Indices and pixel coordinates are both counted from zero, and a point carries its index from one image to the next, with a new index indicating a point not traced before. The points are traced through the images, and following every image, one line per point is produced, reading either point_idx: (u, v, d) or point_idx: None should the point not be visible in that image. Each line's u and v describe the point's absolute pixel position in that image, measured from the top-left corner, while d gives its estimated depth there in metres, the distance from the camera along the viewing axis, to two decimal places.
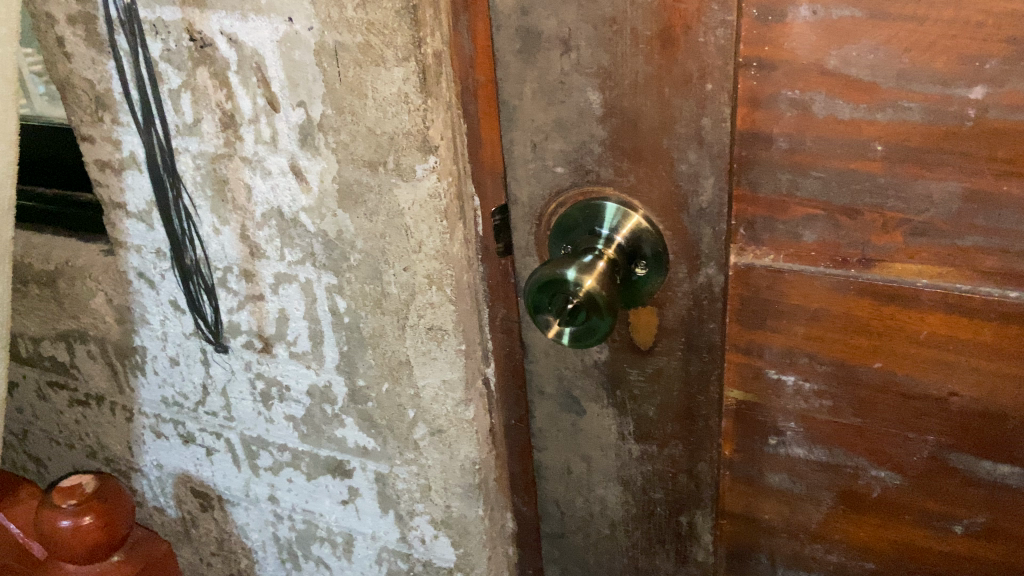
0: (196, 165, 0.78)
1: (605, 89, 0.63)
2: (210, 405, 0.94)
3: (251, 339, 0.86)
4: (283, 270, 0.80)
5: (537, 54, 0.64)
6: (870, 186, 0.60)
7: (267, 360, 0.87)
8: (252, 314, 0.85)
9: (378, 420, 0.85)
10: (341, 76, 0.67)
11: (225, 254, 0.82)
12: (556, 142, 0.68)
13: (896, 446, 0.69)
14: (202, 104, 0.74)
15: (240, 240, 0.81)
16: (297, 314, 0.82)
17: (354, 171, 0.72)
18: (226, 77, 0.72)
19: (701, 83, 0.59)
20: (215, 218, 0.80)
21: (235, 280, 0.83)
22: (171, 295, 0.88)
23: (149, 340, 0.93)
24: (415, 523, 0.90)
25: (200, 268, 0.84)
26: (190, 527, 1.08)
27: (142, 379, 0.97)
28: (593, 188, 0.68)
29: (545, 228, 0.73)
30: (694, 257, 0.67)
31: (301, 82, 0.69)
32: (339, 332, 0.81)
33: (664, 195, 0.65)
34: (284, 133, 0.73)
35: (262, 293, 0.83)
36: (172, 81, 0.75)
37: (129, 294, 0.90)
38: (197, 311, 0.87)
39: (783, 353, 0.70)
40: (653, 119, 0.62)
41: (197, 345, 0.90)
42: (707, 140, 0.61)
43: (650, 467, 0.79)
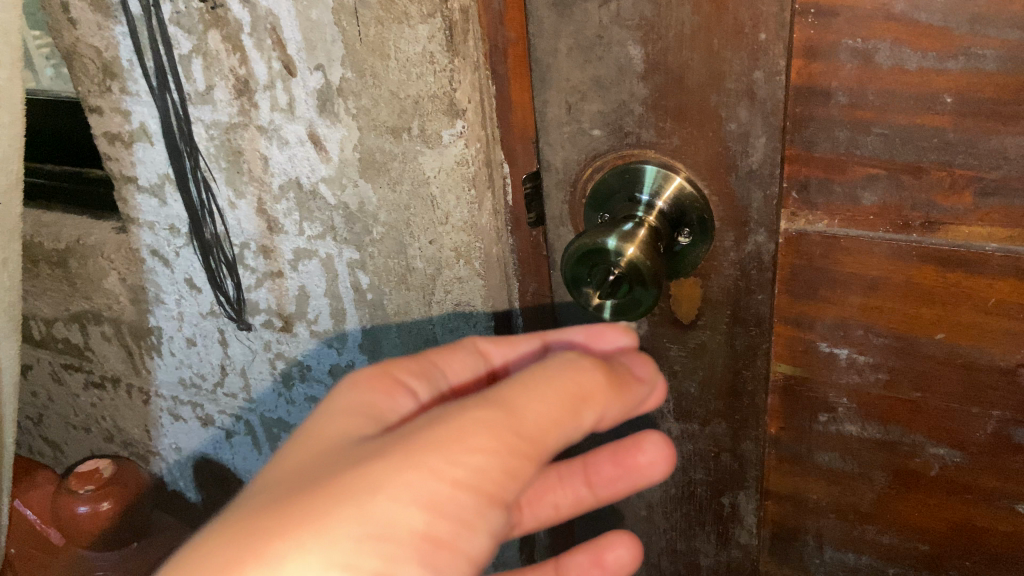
0: (210, 136, 0.74)
1: (648, 42, 0.58)
2: (229, 386, 0.91)
3: (270, 318, 0.83)
4: (303, 246, 0.77)
5: (574, 5, 0.59)
6: (938, 142, 0.55)
7: (287, 339, 0.84)
8: (271, 292, 0.81)
9: None
10: (361, 35, 0.63)
11: (242, 230, 0.78)
12: (593, 102, 0.63)
13: (957, 422, 0.65)
14: (213, 70, 0.70)
15: (257, 214, 0.77)
16: (318, 291, 0.79)
17: (376, 138, 0.68)
18: (239, 41, 0.68)
19: (753, 33, 0.55)
20: (231, 191, 0.76)
21: (253, 257, 0.80)
22: (187, 273, 0.84)
23: (164, 320, 0.89)
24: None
25: (217, 245, 0.80)
26: (211, 511, 1.05)
27: (158, 361, 0.94)
28: (632, 152, 0.64)
29: (581, 195, 0.69)
30: (742, 223, 0.63)
31: (319, 44, 0.65)
32: (362, 310, 0.78)
33: (710, 157, 0.61)
34: (302, 99, 0.68)
35: (281, 269, 0.79)
36: (182, 46, 0.70)
37: (143, 273, 0.87)
38: (218, 287, 0.83)
39: (836, 325, 0.65)
40: (700, 74, 0.58)
41: (215, 325, 0.86)
42: (760, 95, 0.57)
43: (691, 447, 0.75)
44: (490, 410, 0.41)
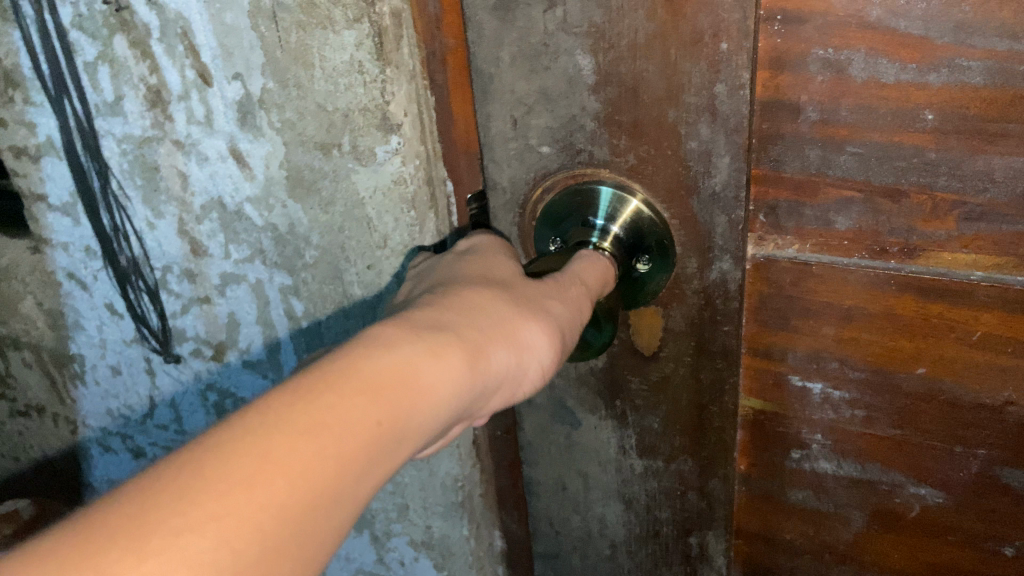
0: (122, 151, 0.67)
1: (598, 52, 0.53)
2: (159, 418, 0.84)
3: (199, 347, 0.76)
4: (229, 270, 0.70)
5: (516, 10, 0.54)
6: (918, 162, 0.50)
7: (218, 369, 0.77)
8: (198, 319, 0.74)
9: None
10: (282, 42, 0.56)
11: (162, 252, 0.71)
12: (541, 116, 0.57)
13: (939, 461, 0.60)
14: (122, 79, 0.63)
15: (178, 235, 0.70)
16: (249, 319, 0.73)
17: (304, 154, 0.61)
18: (148, 47, 0.61)
19: (714, 42, 0.49)
20: (148, 210, 0.69)
21: (177, 281, 0.73)
22: (106, 298, 0.77)
23: (86, 347, 0.82)
24: (392, 545, 0.79)
25: (135, 271, 0.74)
26: None
27: (83, 390, 0.86)
28: (585, 171, 0.58)
29: (531, 217, 0.63)
30: (705, 249, 0.57)
31: (236, 51, 0.58)
32: (298, 339, 0.72)
33: (670, 178, 0.55)
34: (219, 111, 0.62)
35: (208, 295, 0.73)
36: (86, 52, 0.63)
37: (61, 297, 0.79)
38: (139, 319, 0.77)
39: (809, 358, 0.60)
40: (655, 86, 0.52)
41: (140, 353, 0.79)
42: (722, 111, 0.51)
43: (655, 484, 0.69)
44: (580, 271, 0.53)
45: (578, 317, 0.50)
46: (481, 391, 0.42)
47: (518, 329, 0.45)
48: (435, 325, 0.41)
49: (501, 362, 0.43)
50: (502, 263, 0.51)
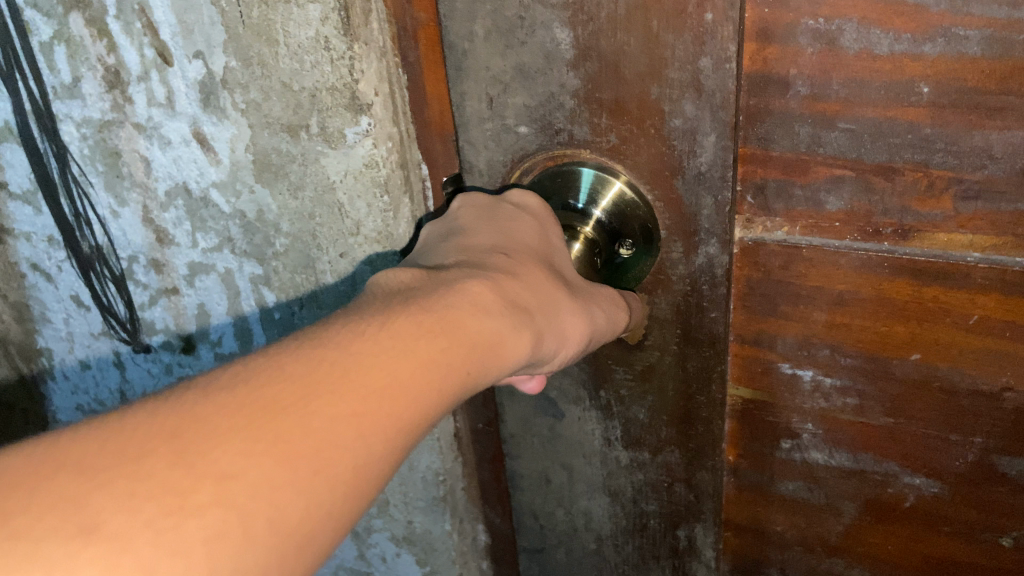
0: (82, 135, 0.64)
1: (577, 24, 0.50)
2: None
3: (169, 339, 0.74)
4: (197, 259, 0.67)
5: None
6: (913, 138, 0.47)
7: (189, 362, 0.75)
8: (167, 310, 0.72)
9: None
10: (244, 17, 0.53)
11: (127, 241, 0.68)
12: (518, 94, 0.55)
13: (934, 450, 0.58)
14: (79, 59, 0.60)
15: (143, 223, 0.67)
16: (219, 310, 0.70)
17: (271, 137, 0.58)
18: (105, 25, 0.58)
19: (698, 12, 0.46)
20: (111, 198, 0.66)
21: (143, 272, 0.70)
22: (72, 289, 0.73)
23: (54, 342, 0.78)
24: (374, 541, 0.77)
25: (100, 260, 0.71)
26: None
27: (51, 385, 0.82)
28: (565, 152, 0.56)
29: None
30: (691, 232, 0.54)
31: (196, 27, 0.55)
32: (271, 329, 0.70)
33: (653, 158, 0.53)
34: (181, 92, 0.59)
35: (176, 285, 0.70)
36: (42, 32, 0.60)
37: (26, 289, 0.75)
38: (106, 310, 0.74)
39: (799, 345, 0.58)
40: (636, 61, 0.49)
41: (109, 346, 0.76)
42: (707, 86, 0.48)
43: (641, 476, 0.67)
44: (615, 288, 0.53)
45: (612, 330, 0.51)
46: (529, 366, 0.44)
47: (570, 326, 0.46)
48: (520, 297, 0.43)
49: (549, 346, 0.44)
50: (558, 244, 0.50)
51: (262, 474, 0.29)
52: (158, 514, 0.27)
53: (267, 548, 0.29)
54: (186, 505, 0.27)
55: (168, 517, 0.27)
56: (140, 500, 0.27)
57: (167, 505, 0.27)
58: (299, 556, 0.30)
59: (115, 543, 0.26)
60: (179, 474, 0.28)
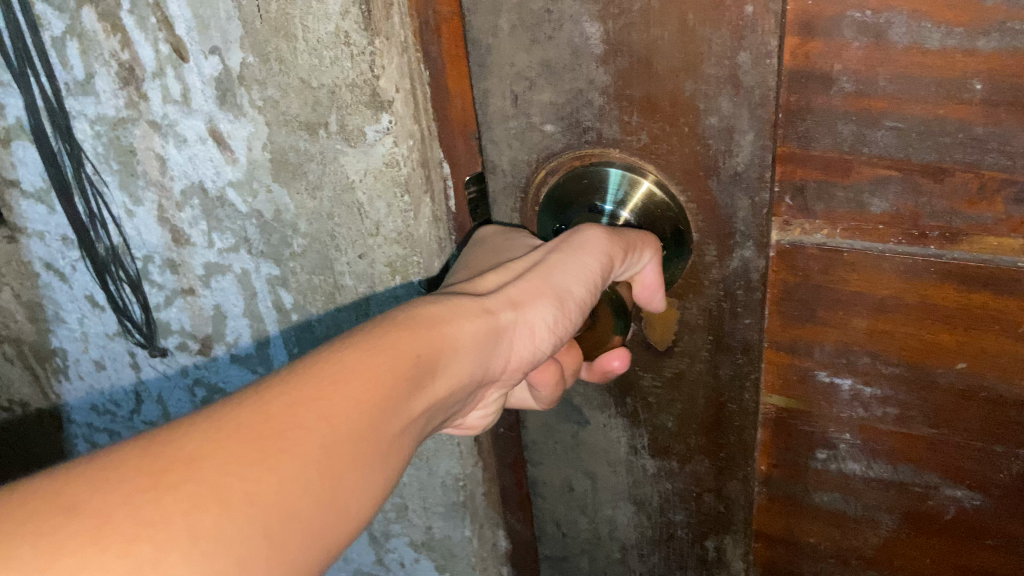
0: (96, 133, 0.62)
1: (607, 18, 0.48)
2: (146, 415, 0.79)
3: (185, 341, 0.72)
4: (213, 260, 0.66)
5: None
6: (964, 137, 0.45)
7: (205, 364, 0.73)
8: (183, 311, 0.70)
9: None
10: (261, 11, 0.51)
11: (143, 241, 0.67)
12: (543, 91, 0.52)
13: (977, 461, 0.56)
14: (92, 55, 0.58)
15: (158, 222, 0.65)
16: (236, 311, 0.68)
17: (288, 135, 0.56)
18: (118, 19, 0.56)
19: (738, 5, 0.44)
20: (126, 196, 0.65)
21: (159, 272, 0.68)
22: (86, 290, 0.72)
23: (68, 342, 0.77)
24: (392, 546, 0.75)
25: (116, 262, 0.69)
26: None
27: (66, 385, 0.81)
28: (593, 151, 0.53)
29: (533, 202, 0.58)
30: (726, 235, 0.52)
31: (211, 22, 0.53)
32: (288, 332, 0.68)
33: (687, 158, 0.50)
34: (196, 89, 0.57)
35: (192, 286, 0.68)
36: (54, 27, 0.58)
37: (39, 289, 0.74)
38: (123, 312, 0.72)
39: (838, 352, 0.55)
40: (670, 56, 0.47)
41: (124, 347, 0.75)
42: (745, 83, 0.46)
43: (669, 485, 0.65)
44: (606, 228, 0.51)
45: (593, 259, 0.47)
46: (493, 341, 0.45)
47: (525, 305, 0.46)
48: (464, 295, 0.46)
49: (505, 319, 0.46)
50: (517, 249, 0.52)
51: (225, 453, 0.31)
52: (137, 490, 0.29)
53: (244, 520, 0.31)
54: (159, 484, 0.30)
55: (145, 492, 0.29)
56: (116, 484, 0.29)
57: (143, 484, 0.30)
58: (278, 532, 0.32)
59: (98, 520, 0.28)
60: (150, 459, 0.30)
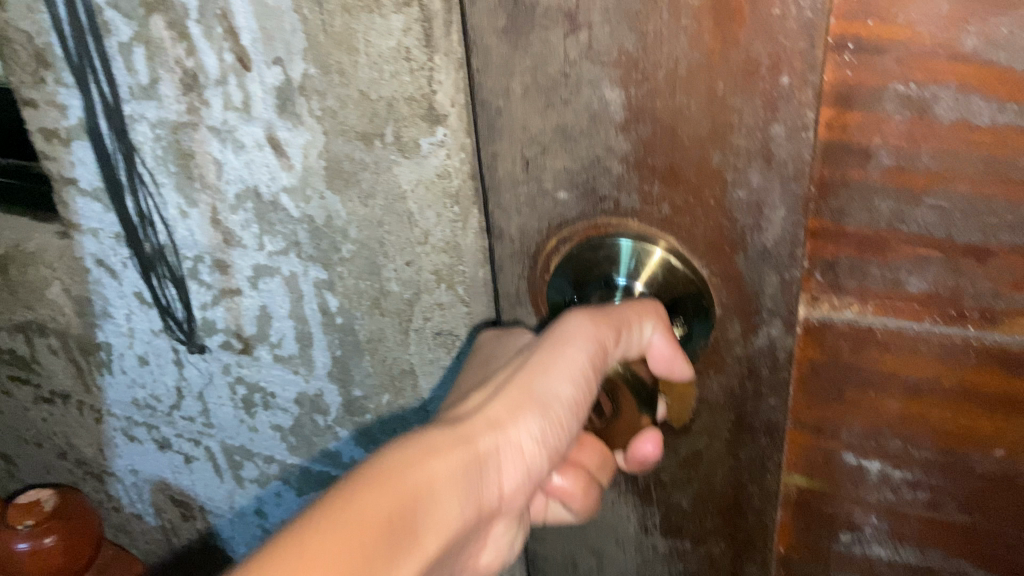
0: (156, 136, 0.62)
1: (629, 84, 0.42)
2: (187, 411, 0.80)
3: (229, 340, 0.70)
4: (262, 262, 0.63)
5: (530, 35, 0.43)
6: (1013, 219, 0.41)
7: (248, 364, 0.71)
8: (227, 312, 0.68)
9: (382, 437, 0.69)
10: (325, 25, 0.49)
11: (193, 242, 0.66)
12: (558, 157, 0.47)
13: (1014, 551, 0.52)
14: (157, 61, 0.57)
15: (210, 225, 0.64)
16: (281, 312, 0.65)
17: (344, 144, 0.53)
18: (185, 28, 0.55)
19: (773, 75, 0.39)
20: (181, 199, 0.64)
21: (208, 272, 0.67)
22: (136, 287, 0.72)
23: (114, 336, 0.78)
24: None
25: (161, 260, 0.69)
26: (170, 536, 0.97)
27: (108, 377, 0.83)
28: (608, 220, 0.48)
29: (544, 269, 0.52)
30: (751, 311, 0.47)
31: (276, 34, 0.51)
32: (331, 335, 0.64)
33: (712, 231, 0.45)
34: (258, 97, 0.55)
35: (238, 287, 0.66)
36: (121, 32, 0.58)
37: (89, 285, 0.75)
38: (166, 310, 0.71)
39: (866, 434, 0.52)
40: (698, 124, 0.42)
41: (168, 344, 0.74)
42: (777, 156, 0.41)
43: (681, 566, 0.61)
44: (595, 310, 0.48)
45: (581, 352, 0.45)
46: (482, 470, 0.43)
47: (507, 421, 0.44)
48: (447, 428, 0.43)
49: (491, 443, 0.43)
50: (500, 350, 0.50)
51: None
52: None
53: None
54: None
55: None
56: None
57: None
58: None
59: None
60: None
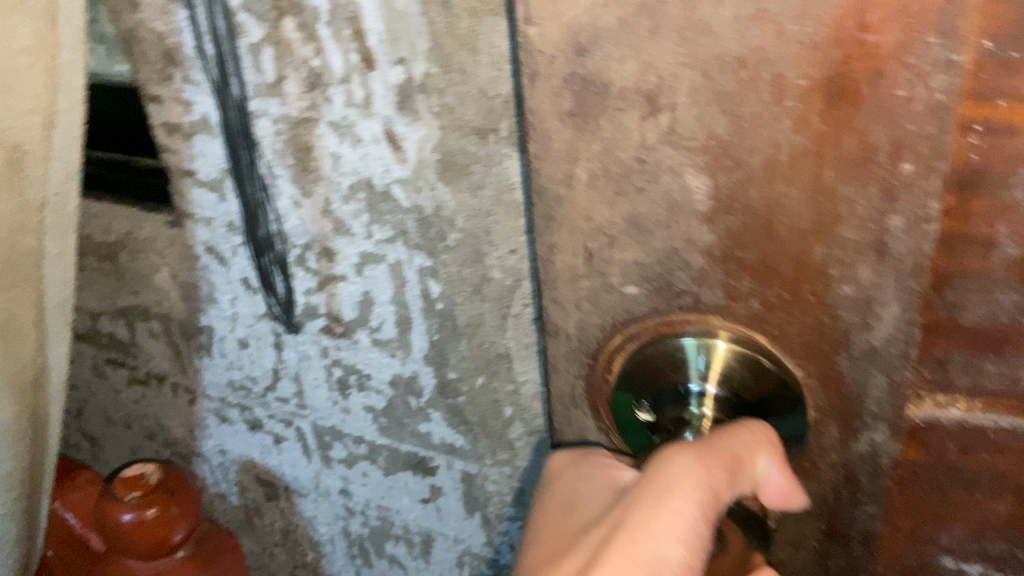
0: (277, 131, 0.65)
1: (717, 172, 0.34)
2: (281, 392, 0.85)
3: (330, 325, 0.75)
4: (370, 250, 0.68)
5: (597, 118, 0.35)
6: None
7: (345, 346, 0.76)
8: (328, 296, 0.73)
9: (470, 416, 0.73)
10: (450, 28, 0.53)
11: (304, 231, 0.70)
12: (628, 250, 0.39)
13: None
14: (285, 61, 0.61)
15: (320, 215, 0.68)
16: (383, 297, 0.70)
17: (459, 139, 0.58)
18: (315, 30, 0.58)
19: (891, 162, 0.31)
20: (296, 190, 0.68)
21: (315, 259, 0.71)
22: (244, 273, 0.77)
23: (217, 321, 0.83)
24: (503, 528, 0.80)
25: (270, 246, 0.73)
26: (253, 516, 1.04)
27: (207, 361, 0.89)
28: (682, 317, 0.41)
29: (604, 368, 0.46)
30: (851, 415, 0.40)
31: (402, 35, 0.55)
32: (431, 320, 0.69)
33: (808, 331, 0.38)
34: (380, 94, 0.59)
35: (342, 274, 0.71)
36: (252, 34, 0.61)
37: (197, 270, 0.81)
38: (269, 291, 0.77)
39: (970, 537, 0.47)
40: (798, 216, 0.34)
41: (269, 328, 0.80)
42: (894, 252, 0.33)
43: None
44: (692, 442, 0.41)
45: (688, 502, 0.38)
46: None
47: None
48: None
49: None
50: (599, 494, 0.44)
51: None
52: None
53: None
54: None
55: None
56: None
57: None
58: None
59: None
60: None
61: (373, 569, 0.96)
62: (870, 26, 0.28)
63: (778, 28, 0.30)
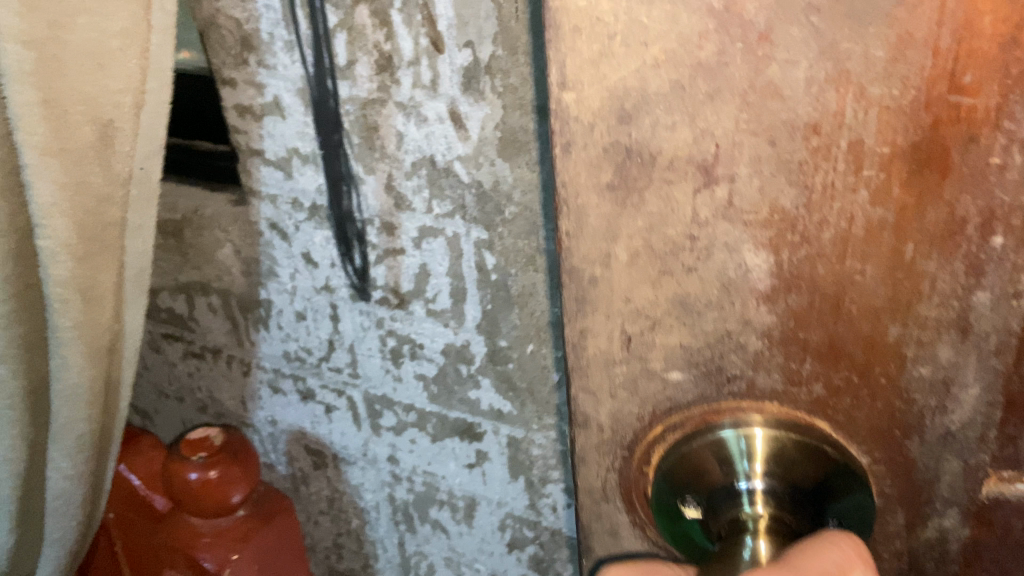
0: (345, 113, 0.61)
1: (781, 248, 0.30)
2: (334, 362, 0.76)
3: (387, 295, 0.69)
4: (428, 224, 0.63)
5: (642, 191, 0.30)
6: None
7: (401, 317, 0.69)
8: (387, 269, 0.67)
9: (517, 382, 0.67)
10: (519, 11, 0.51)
11: (366, 206, 0.65)
12: (674, 334, 0.33)
13: None
14: (356, 45, 0.58)
15: (384, 190, 0.63)
16: (439, 268, 0.64)
17: (521, 118, 0.55)
18: (387, 15, 0.55)
19: (980, 235, 0.27)
20: (360, 168, 0.63)
21: (375, 234, 0.66)
22: (305, 247, 0.70)
23: (275, 294, 0.75)
24: (547, 491, 0.71)
25: (344, 221, 0.67)
26: (301, 486, 0.88)
27: (263, 334, 0.79)
28: (730, 404, 0.35)
29: (639, 462, 0.39)
30: (921, 502, 0.34)
31: (471, 19, 0.53)
32: (483, 290, 0.63)
33: (878, 416, 0.33)
34: (446, 76, 0.55)
35: (401, 246, 0.65)
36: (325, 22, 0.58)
37: (259, 245, 0.73)
38: (339, 256, 0.69)
39: None
40: (871, 294, 0.30)
41: (327, 300, 0.72)
42: (978, 330, 0.29)
43: None
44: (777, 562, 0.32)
45: None
46: None
47: None
48: None
49: None
50: None
51: None
52: None
53: None
54: None
55: None
56: None
57: None
58: None
59: None
60: None
61: (419, 541, 0.84)
62: (963, 87, 0.25)
63: (858, 89, 0.26)
